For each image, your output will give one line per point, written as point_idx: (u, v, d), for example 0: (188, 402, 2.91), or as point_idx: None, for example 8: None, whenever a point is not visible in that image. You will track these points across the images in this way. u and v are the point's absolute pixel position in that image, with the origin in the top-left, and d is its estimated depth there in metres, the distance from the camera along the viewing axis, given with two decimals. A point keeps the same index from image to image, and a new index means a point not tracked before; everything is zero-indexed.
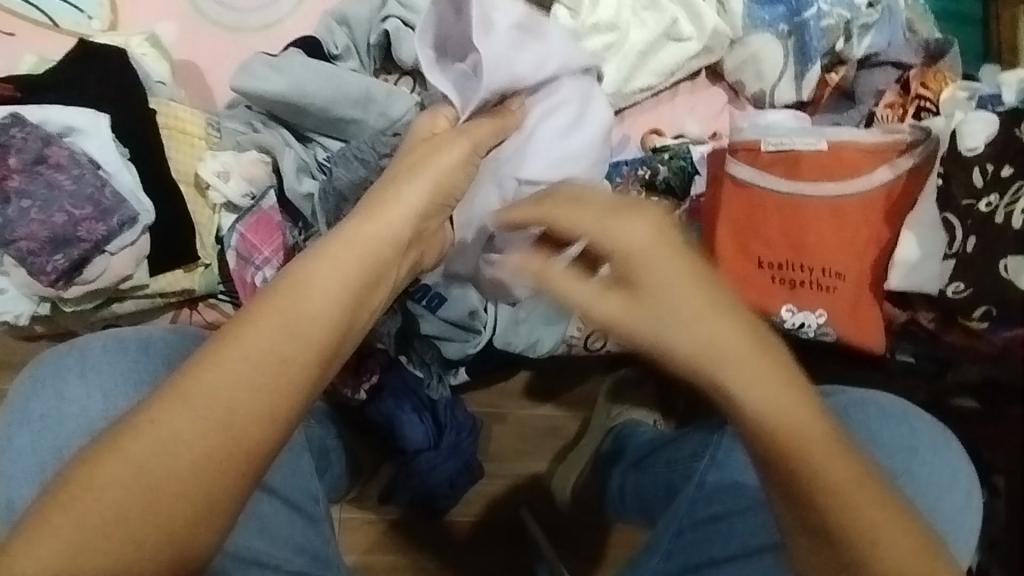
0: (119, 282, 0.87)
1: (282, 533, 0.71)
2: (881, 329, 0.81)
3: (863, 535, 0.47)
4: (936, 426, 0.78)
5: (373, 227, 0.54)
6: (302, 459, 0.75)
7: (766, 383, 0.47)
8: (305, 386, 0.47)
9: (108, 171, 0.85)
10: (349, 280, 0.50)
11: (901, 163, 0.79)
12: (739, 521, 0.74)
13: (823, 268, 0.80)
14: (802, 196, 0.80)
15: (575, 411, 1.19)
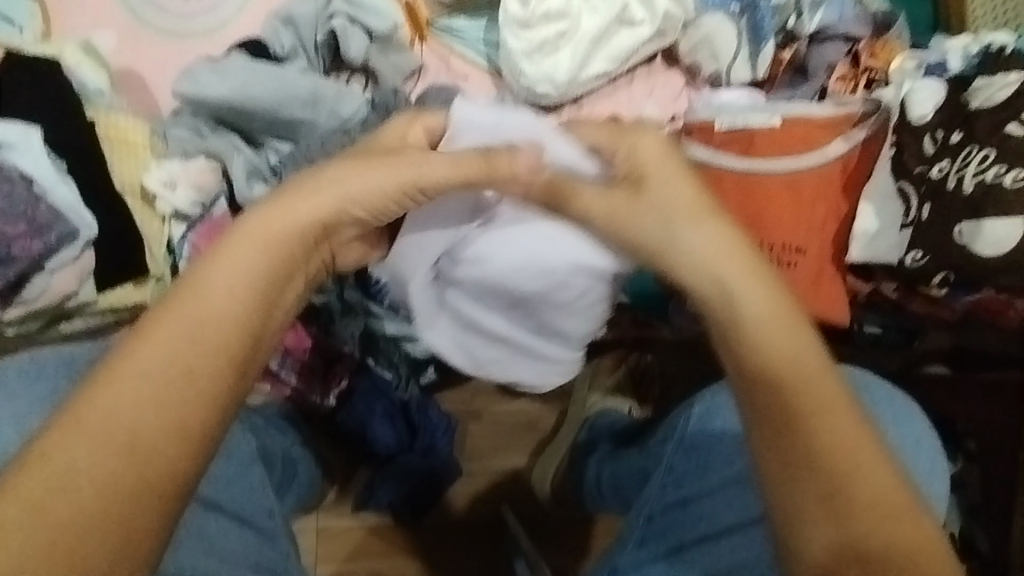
0: (62, 301, 0.84)
1: (235, 552, 0.68)
2: (844, 302, 0.82)
3: (843, 457, 0.49)
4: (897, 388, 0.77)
5: (277, 221, 0.53)
6: (251, 472, 0.73)
7: (736, 286, 0.55)
8: (212, 387, 0.47)
9: (42, 185, 0.81)
10: (250, 279, 0.51)
11: (855, 135, 0.80)
12: (717, 499, 0.73)
13: (783, 244, 0.81)
14: (759, 174, 0.80)
15: (552, 404, 1.17)
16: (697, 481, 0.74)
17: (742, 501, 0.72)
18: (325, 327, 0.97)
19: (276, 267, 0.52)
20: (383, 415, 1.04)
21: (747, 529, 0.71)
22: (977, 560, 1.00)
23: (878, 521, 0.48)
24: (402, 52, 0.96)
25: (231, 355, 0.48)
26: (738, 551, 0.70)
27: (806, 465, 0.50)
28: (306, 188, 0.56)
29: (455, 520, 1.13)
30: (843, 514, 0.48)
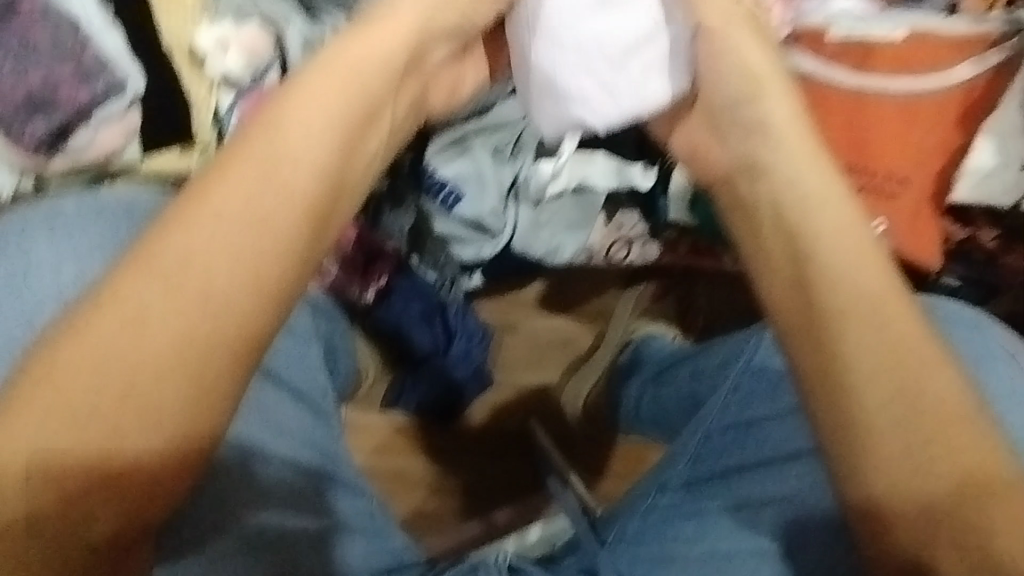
0: (108, 158, 0.80)
1: (290, 425, 0.69)
2: (937, 247, 0.74)
3: (915, 369, 0.55)
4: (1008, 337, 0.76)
5: (349, 54, 0.60)
6: (309, 350, 0.75)
7: (830, 227, 0.59)
8: (287, 225, 0.51)
9: (90, 29, 0.76)
10: (327, 114, 0.56)
11: (987, 59, 0.71)
12: (776, 425, 0.72)
13: (887, 172, 0.72)
14: (870, 91, 0.72)
15: (590, 325, 1.15)
16: (762, 403, 0.74)
17: (794, 435, 0.71)
18: (371, 217, 0.91)
19: (355, 107, 0.58)
20: (420, 311, 1.03)
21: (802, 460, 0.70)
22: None
23: (943, 439, 0.54)
24: None
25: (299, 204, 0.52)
26: (803, 478, 0.69)
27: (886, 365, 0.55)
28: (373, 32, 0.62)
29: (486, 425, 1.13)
30: (920, 420, 0.54)
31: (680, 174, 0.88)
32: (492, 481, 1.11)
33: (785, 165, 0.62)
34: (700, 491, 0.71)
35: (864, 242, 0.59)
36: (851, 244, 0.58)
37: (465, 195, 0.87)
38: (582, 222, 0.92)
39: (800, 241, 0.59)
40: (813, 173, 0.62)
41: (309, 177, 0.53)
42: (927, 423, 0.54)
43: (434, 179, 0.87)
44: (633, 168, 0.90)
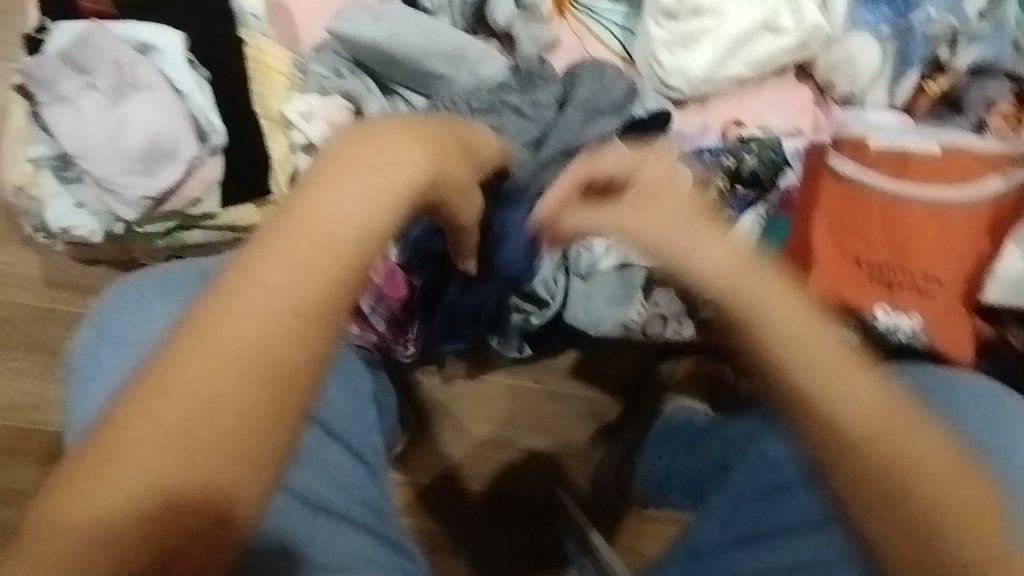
0: (188, 207, 0.83)
1: (351, 484, 0.64)
2: (971, 342, 0.75)
3: (903, 478, 0.50)
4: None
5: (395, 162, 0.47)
6: (365, 413, 0.69)
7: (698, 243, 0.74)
8: (271, 356, 0.40)
9: (182, 89, 0.81)
10: (316, 269, 0.41)
11: (1013, 176, 0.74)
12: (796, 495, 0.67)
13: (924, 273, 0.74)
14: (908, 198, 0.75)
15: (620, 397, 1.17)
16: (785, 473, 0.69)
17: (802, 506, 0.66)
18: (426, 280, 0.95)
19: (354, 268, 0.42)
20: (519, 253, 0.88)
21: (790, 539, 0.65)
22: None
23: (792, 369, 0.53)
24: (542, 24, 1.02)
25: (280, 357, 0.40)
26: (836, 544, 0.63)
27: (330, 310, 0.41)
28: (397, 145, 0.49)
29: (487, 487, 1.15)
30: (917, 533, 0.49)
31: None
32: (504, 545, 1.15)
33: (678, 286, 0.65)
34: (731, 557, 0.67)
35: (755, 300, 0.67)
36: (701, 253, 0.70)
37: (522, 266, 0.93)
38: (623, 297, 0.98)
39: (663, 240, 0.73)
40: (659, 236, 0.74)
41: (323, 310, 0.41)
42: (890, 484, 0.50)
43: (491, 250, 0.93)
44: None
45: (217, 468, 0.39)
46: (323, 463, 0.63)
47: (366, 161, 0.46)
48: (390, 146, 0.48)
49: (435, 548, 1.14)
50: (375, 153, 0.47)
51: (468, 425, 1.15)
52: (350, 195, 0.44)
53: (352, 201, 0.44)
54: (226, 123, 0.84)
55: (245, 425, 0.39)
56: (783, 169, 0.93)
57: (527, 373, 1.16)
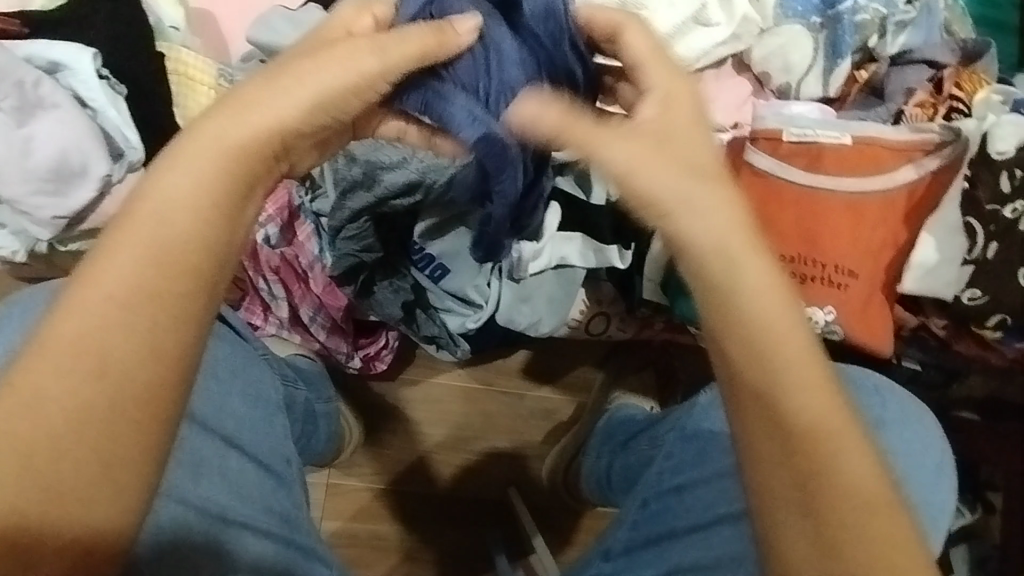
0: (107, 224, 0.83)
1: (252, 491, 0.68)
2: (889, 332, 0.77)
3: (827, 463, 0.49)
4: (909, 398, 0.75)
5: (229, 136, 0.53)
6: (272, 420, 0.73)
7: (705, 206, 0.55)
8: (120, 347, 0.48)
9: (96, 105, 0.80)
10: (141, 266, 0.49)
11: (926, 164, 0.74)
12: (701, 491, 0.70)
13: (837, 265, 0.75)
14: (821, 190, 0.75)
15: (572, 396, 1.16)
16: (692, 469, 0.72)
17: (709, 499, 0.70)
18: (359, 287, 0.94)
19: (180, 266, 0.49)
20: (465, 109, 0.63)
21: (694, 536, 0.69)
22: None
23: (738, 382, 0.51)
24: None
25: (124, 339, 0.48)
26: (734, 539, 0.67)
27: (180, 280, 0.49)
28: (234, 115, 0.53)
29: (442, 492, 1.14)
30: (822, 511, 0.48)
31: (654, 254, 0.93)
32: (460, 549, 1.13)
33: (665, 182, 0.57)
34: (640, 555, 0.71)
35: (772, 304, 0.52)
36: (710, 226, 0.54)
37: (453, 270, 0.93)
38: (562, 297, 0.96)
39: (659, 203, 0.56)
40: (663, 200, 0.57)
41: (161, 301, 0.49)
42: (804, 460, 0.49)
43: (422, 254, 0.93)
44: (611, 250, 0.94)
45: (106, 465, 0.47)
46: (220, 467, 0.67)
47: (224, 114, 0.53)
48: (268, 86, 0.55)
49: (389, 557, 1.12)
50: (247, 96, 0.54)
51: (418, 430, 1.13)
52: (196, 171, 0.51)
53: (196, 173, 0.51)
54: (146, 138, 0.84)
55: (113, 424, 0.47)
56: None
57: (475, 375, 1.14)
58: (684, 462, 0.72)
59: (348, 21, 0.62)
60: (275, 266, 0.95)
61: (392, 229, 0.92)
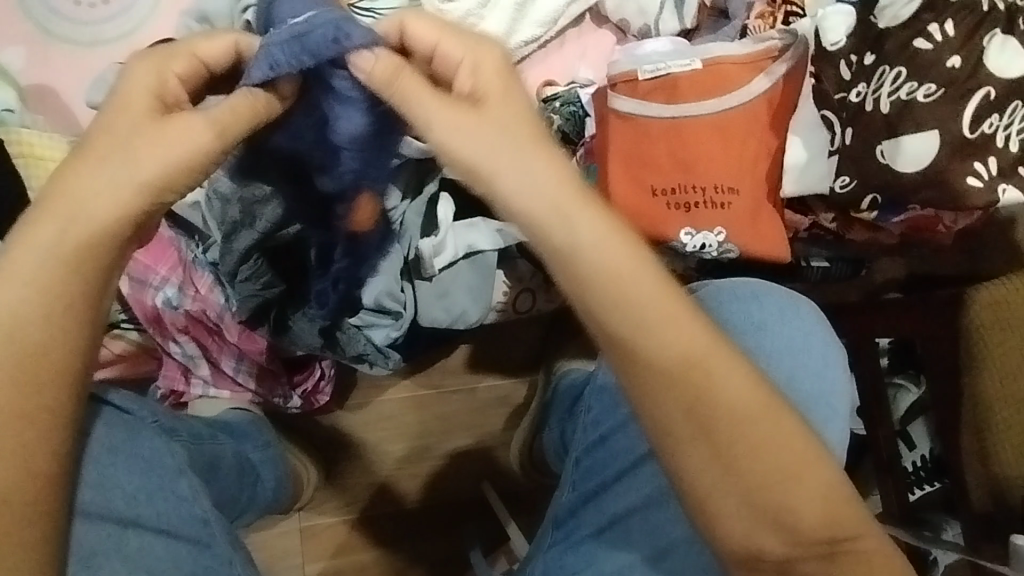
0: None
1: (165, 561, 0.64)
2: (782, 236, 0.79)
3: (782, 445, 0.51)
4: (790, 293, 0.74)
5: (71, 212, 0.50)
6: (174, 480, 0.67)
7: (584, 236, 0.51)
8: (13, 455, 0.50)
9: None
10: (13, 381, 0.50)
11: (775, 70, 0.77)
12: (624, 435, 0.71)
13: (716, 185, 0.77)
14: (685, 119, 0.77)
15: (520, 377, 1.16)
16: (614, 415, 0.72)
17: (634, 439, 0.70)
18: (272, 325, 0.92)
19: (52, 372, 0.51)
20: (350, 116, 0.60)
21: (624, 478, 0.70)
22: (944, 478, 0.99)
23: (687, 391, 0.51)
24: None
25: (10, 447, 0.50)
26: (657, 476, 0.69)
27: (52, 386, 0.50)
28: (80, 195, 0.50)
29: (417, 502, 1.13)
30: (764, 492, 0.51)
31: None
32: (447, 556, 1.12)
33: (525, 186, 0.51)
34: (584, 515, 0.70)
35: (675, 312, 0.51)
36: (593, 248, 0.51)
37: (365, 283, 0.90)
38: (481, 283, 0.96)
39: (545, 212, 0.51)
40: (548, 174, 0.51)
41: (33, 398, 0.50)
42: (689, 400, 0.51)
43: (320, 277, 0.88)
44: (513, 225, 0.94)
45: None
46: (122, 548, 0.63)
47: (45, 222, 0.50)
48: (117, 145, 0.51)
49: None
50: (104, 157, 0.51)
51: (377, 448, 1.12)
52: (37, 276, 0.50)
53: (48, 275, 0.50)
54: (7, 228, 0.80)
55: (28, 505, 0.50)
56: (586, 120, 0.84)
57: (418, 383, 1.13)
58: (598, 408, 0.74)
59: (148, 83, 0.51)
60: (182, 326, 0.92)
61: (287, 261, 0.88)
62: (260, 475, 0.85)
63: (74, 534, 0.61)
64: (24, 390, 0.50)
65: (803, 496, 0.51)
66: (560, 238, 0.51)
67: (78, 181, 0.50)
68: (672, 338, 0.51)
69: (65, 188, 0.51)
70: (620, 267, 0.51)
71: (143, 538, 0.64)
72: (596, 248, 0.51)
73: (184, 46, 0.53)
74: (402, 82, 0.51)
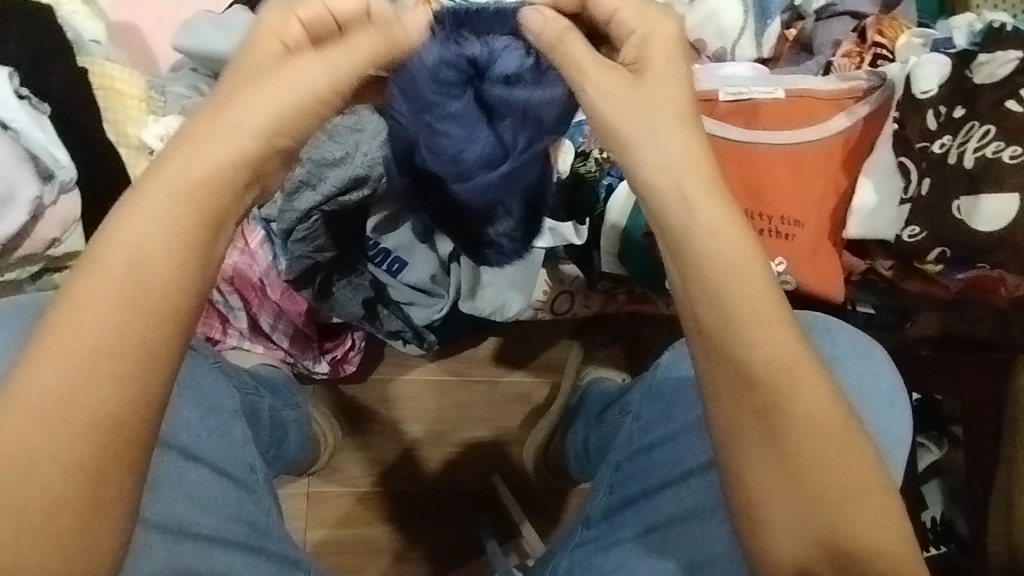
0: (46, 249, 0.79)
1: (216, 502, 0.66)
2: (839, 278, 0.79)
3: (848, 466, 0.51)
4: (858, 333, 0.76)
5: (208, 131, 0.49)
6: (234, 428, 0.71)
7: (702, 219, 0.52)
8: (98, 389, 0.43)
9: (17, 125, 0.75)
10: (116, 301, 0.44)
11: (856, 111, 0.77)
12: (669, 447, 0.72)
13: (782, 216, 0.78)
14: (760, 145, 0.77)
15: (546, 377, 1.16)
16: (660, 425, 0.73)
17: (681, 454, 0.71)
18: (317, 289, 0.92)
19: (149, 300, 0.45)
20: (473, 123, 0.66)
21: (663, 491, 0.70)
22: (956, 544, 0.99)
23: (770, 390, 0.51)
24: None
25: (100, 375, 0.43)
26: (708, 489, 0.68)
27: (152, 328, 0.44)
28: (216, 119, 0.49)
29: (426, 485, 1.13)
30: (823, 508, 0.50)
31: (609, 227, 0.93)
32: (448, 543, 1.13)
33: (652, 163, 0.54)
34: (616, 519, 0.71)
35: (773, 313, 0.52)
36: (710, 227, 0.52)
37: (409, 262, 0.94)
38: (523, 279, 0.95)
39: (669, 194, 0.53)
40: (685, 147, 0.54)
41: (114, 321, 0.44)
42: (761, 397, 0.51)
43: (377, 248, 0.94)
44: (567, 226, 0.92)
45: (52, 499, 0.43)
46: (190, 487, 0.65)
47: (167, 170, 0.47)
48: (268, 75, 0.51)
49: (379, 560, 1.11)
50: (255, 84, 0.51)
51: (394, 426, 1.13)
52: (163, 217, 0.46)
53: (165, 212, 0.46)
54: (74, 155, 0.80)
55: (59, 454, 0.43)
56: None
57: (444, 368, 1.13)
58: (644, 418, 0.74)
59: (276, 27, 0.53)
60: (226, 277, 0.93)
61: (345, 229, 0.90)
62: (288, 434, 0.86)
63: (153, 467, 0.64)
64: (112, 312, 0.44)
65: (859, 520, 0.51)
66: (693, 214, 0.53)
67: (223, 107, 0.50)
68: (765, 335, 0.51)
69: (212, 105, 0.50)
70: (730, 258, 0.52)
71: (206, 479, 0.67)
72: (713, 232, 0.52)
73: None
74: (564, 47, 0.56)
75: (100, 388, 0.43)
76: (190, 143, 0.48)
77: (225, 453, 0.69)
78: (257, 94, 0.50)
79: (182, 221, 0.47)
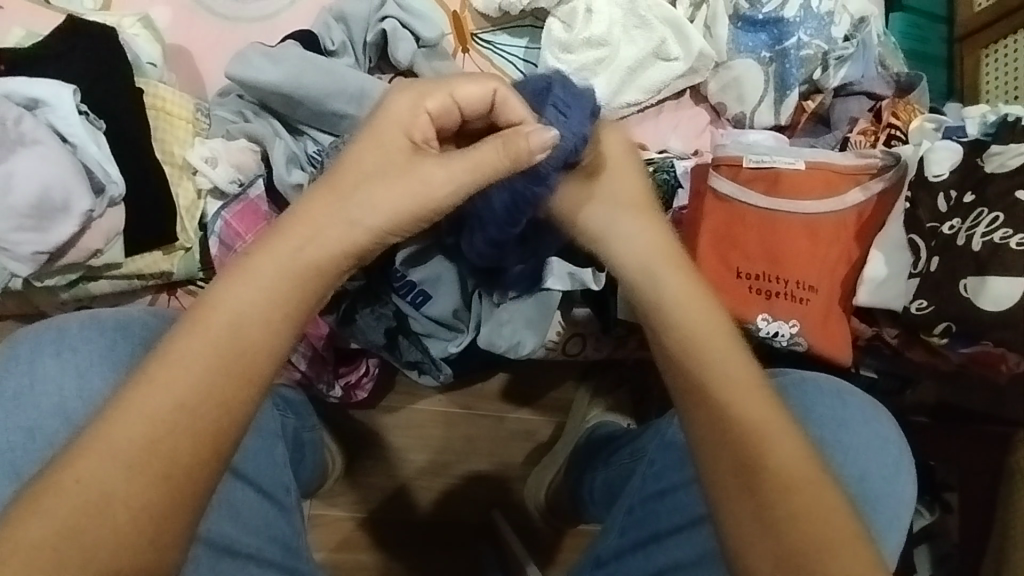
0: (89, 258, 0.83)
1: (259, 524, 0.68)
2: (848, 344, 0.84)
3: (834, 535, 0.50)
4: (868, 398, 0.79)
5: (322, 212, 0.52)
6: (278, 451, 0.73)
7: (668, 287, 0.60)
8: (181, 436, 0.45)
9: (76, 141, 0.80)
10: (204, 355, 0.46)
11: (871, 187, 0.84)
12: (682, 494, 0.74)
13: (798, 281, 0.83)
14: (780, 213, 0.83)
15: (551, 416, 1.18)
16: (675, 472, 0.75)
17: (687, 503, 0.73)
18: (342, 313, 0.96)
19: (230, 350, 0.46)
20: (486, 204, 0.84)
21: (674, 537, 0.72)
22: None
23: (747, 446, 0.52)
24: (445, 61, 0.99)
25: (188, 422, 0.45)
26: (704, 541, 0.71)
27: (243, 384, 0.46)
28: (331, 206, 0.52)
29: (425, 516, 1.14)
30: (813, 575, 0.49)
31: None
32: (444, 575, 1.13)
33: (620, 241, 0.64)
34: (629, 560, 0.74)
35: (743, 376, 0.55)
36: (676, 296, 0.59)
37: (433, 295, 0.95)
38: (540, 319, 0.97)
39: (646, 279, 0.61)
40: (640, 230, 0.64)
41: (202, 369, 0.46)
42: (739, 451, 0.52)
43: (404, 281, 0.95)
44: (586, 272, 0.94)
45: (119, 514, 0.44)
46: (235, 508, 0.67)
47: (280, 242, 0.50)
48: (388, 172, 0.54)
49: None
50: (378, 176, 0.54)
51: (400, 454, 1.14)
52: (266, 284, 0.49)
53: (265, 282, 0.49)
54: (125, 173, 0.84)
55: (134, 464, 0.44)
56: (676, 192, 0.87)
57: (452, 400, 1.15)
58: (659, 464, 0.76)
59: (403, 121, 0.56)
60: None
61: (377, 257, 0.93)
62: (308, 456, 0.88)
63: (216, 492, 0.66)
64: (200, 362, 0.46)
65: None
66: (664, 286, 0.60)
67: (346, 192, 0.53)
68: (738, 396, 0.54)
69: (328, 188, 0.53)
70: (700, 318, 0.58)
71: (250, 499, 0.68)
72: (681, 298, 0.59)
73: (445, 88, 0.58)
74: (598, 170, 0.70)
75: (183, 433, 0.45)
76: (308, 212, 0.52)
77: (266, 477, 0.71)
78: (373, 191, 0.53)
79: (284, 291, 0.49)
